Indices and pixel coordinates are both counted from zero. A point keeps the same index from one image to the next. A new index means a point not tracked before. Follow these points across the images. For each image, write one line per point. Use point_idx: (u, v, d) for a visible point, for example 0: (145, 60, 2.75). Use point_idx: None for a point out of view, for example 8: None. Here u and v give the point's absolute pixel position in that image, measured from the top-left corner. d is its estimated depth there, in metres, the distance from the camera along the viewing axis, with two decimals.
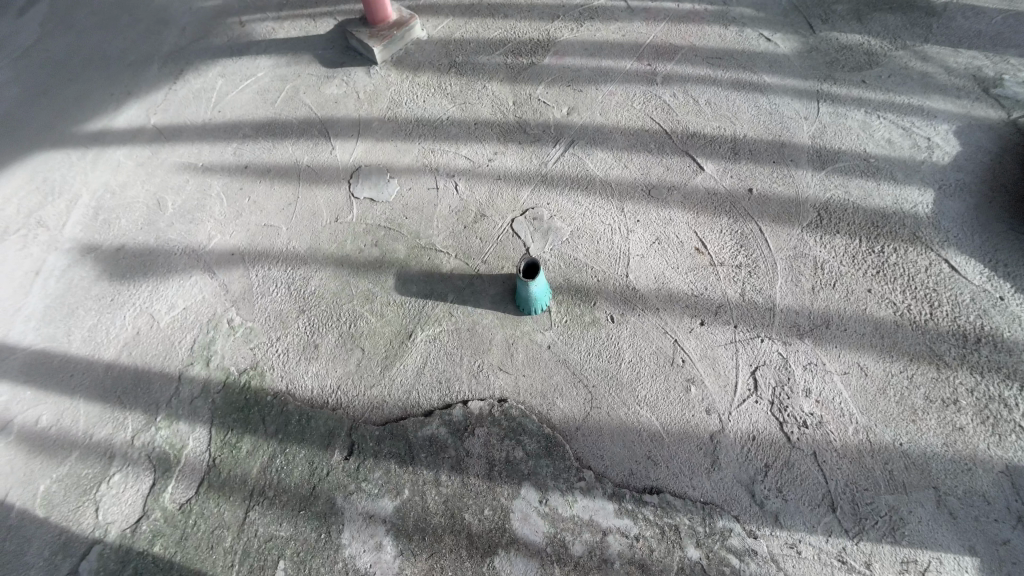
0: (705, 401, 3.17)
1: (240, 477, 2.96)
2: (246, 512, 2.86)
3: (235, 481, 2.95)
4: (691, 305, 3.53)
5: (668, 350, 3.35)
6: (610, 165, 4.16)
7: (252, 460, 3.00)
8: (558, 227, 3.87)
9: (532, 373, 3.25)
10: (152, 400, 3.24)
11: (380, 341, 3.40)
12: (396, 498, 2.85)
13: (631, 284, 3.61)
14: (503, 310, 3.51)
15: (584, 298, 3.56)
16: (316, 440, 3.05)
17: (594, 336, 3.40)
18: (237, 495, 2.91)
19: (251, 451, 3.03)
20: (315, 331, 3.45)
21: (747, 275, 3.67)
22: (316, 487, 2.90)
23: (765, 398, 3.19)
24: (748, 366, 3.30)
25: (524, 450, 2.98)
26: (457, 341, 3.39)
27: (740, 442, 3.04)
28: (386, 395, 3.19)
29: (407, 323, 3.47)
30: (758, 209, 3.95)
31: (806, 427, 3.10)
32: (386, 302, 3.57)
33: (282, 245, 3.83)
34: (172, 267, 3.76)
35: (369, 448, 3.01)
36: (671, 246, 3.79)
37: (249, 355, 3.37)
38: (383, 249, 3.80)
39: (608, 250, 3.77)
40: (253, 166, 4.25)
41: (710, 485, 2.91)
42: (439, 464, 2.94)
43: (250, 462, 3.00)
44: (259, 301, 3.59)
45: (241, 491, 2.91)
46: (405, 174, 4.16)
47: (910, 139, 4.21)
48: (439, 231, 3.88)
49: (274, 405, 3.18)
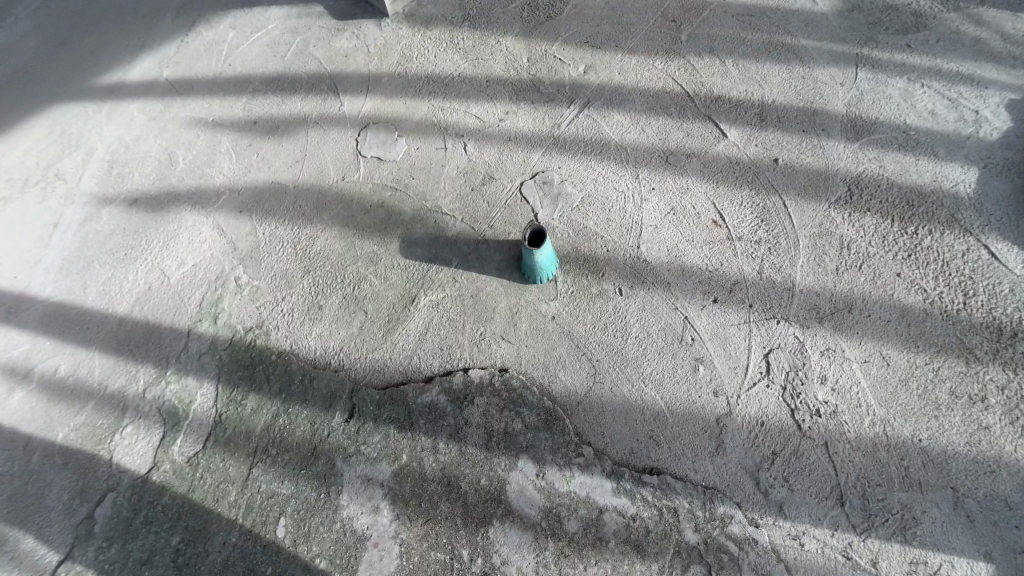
0: (713, 382, 3.08)
1: (245, 434, 3.00)
2: (249, 469, 2.92)
3: (240, 438, 3.00)
4: (704, 280, 3.40)
5: (677, 327, 3.25)
6: (626, 129, 3.97)
7: (256, 418, 3.04)
8: (570, 194, 3.74)
9: (535, 344, 3.20)
10: (162, 354, 3.28)
11: (384, 304, 3.37)
12: (394, 463, 2.87)
13: (643, 255, 3.49)
14: (509, 277, 3.44)
15: (592, 268, 3.46)
16: (318, 402, 3.06)
17: (601, 308, 3.32)
18: (242, 452, 2.96)
19: (255, 410, 3.06)
20: (320, 291, 3.44)
21: (766, 251, 3.51)
22: (317, 448, 2.93)
23: (777, 382, 3.09)
24: (760, 348, 3.19)
25: (524, 421, 2.95)
26: (462, 308, 3.34)
27: (748, 427, 2.96)
28: (387, 359, 3.18)
29: (413, 287, 3.44)
30: (781, 181, 3.75)
31: (818, 416, 3.00)
32: (393, 265, 3.53)
33: (290, 204, 3.80)
34: (182, 223, 3.76)
35: (369, 410, 3.01)
36: (687, 217, 3.63)
37: (255, 314, 3.38)
38: (391, 211, 3.75)
39: (620, 218, 3.64)
40: (261, 123, 4.18)
41: (712, 469, 2.86)
42: (437, 432, 2.93)
43: (254, 420, 3.03)
44: (266, 260, 3.58)
45: (245, 448, 2.97)
46: (414, 133, 4.06)
47: (956, 111, 3.90)
48: (448, 195, 3.80)
49: (279, 365, 3.19)
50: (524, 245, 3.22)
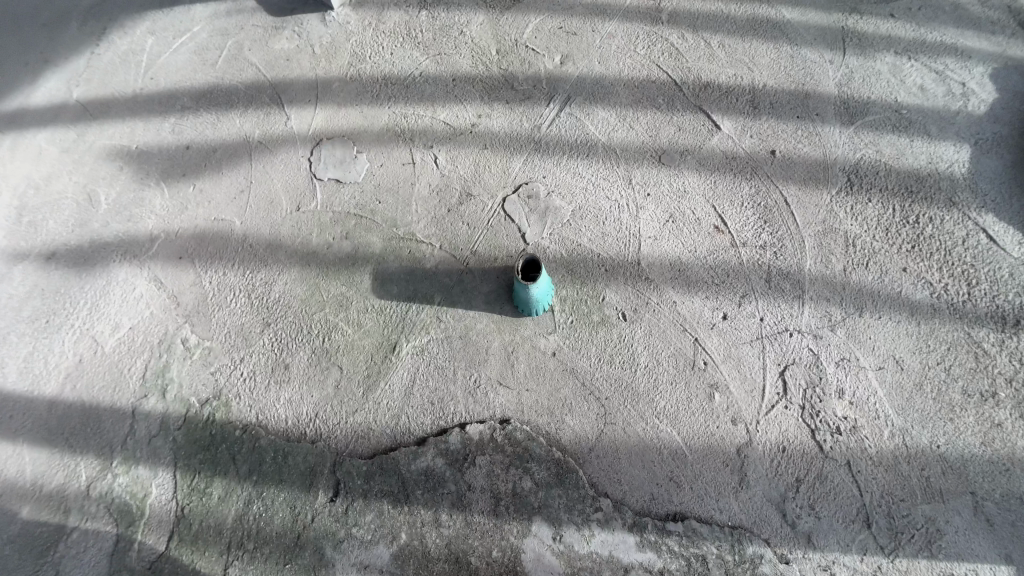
0: (729, 409, 2.90)
1: (215, 528, 2.69)
2: (225, 570, 2.62)
3: (210, 534, 2.68)
4: (712, 295, 3.24)
5: (688, 351, 3.08)
6: (614, 126, 3.68)
7: (224, 508, 2.73)
8: (559, 207, 3.46)
9: (536, 386, 3.00)
10: (105, 440, 2.84)
11: (360, 357, 3.07)
12: (393, 545, 2.66)
13: (643, 271, 3.30)
14: (499, 311, 3.19)
15: (590, 292, 3.26)
16: (296, 481, 2.78)
17: (605, 337, 3.14)
18: (213, 550, 2.66)
19: (223, 498, 2.74)
20: (287, 348, 3.08)
21: (773, 254, 3.34)
22: (302, 535, 2.68)
23: (795, 402, 2.90)
24: (774, 365, 3.01)
25: (534, 479, 2.76)
26: (451, 353, 3.08)
27: (769, 456, 2.77)
28: (372, 422, 2.91)
29: (391, 333, 3.13)
30: (779, 174, 3.55)
31: (839, 434, 2.83)
32: (361, 312, 3.18)
33: (237, 244, 3.33)
34: (112, 278, 3.24)
35: (357, 485, 2.76)
36: (686, 224, 3.43)
37: (211, 381, 2.98)
38: (355, 243, 3.36)
39: (615, 232, 3.41)
40: (195, 147, 3.63)
41: (737, 506, 2.67)
42: (438, 502, 2.72)
43: (223, 510, 2.72)
44: (216, 314, 3.15)
45: (217, 545, 2.66)
46: (375, 147, 3.62)
47: (944, 85, 3.73)
48: (421, 218, 3.43)
49: (245, 442, 2.86)
50: (518, 275, 3.02)
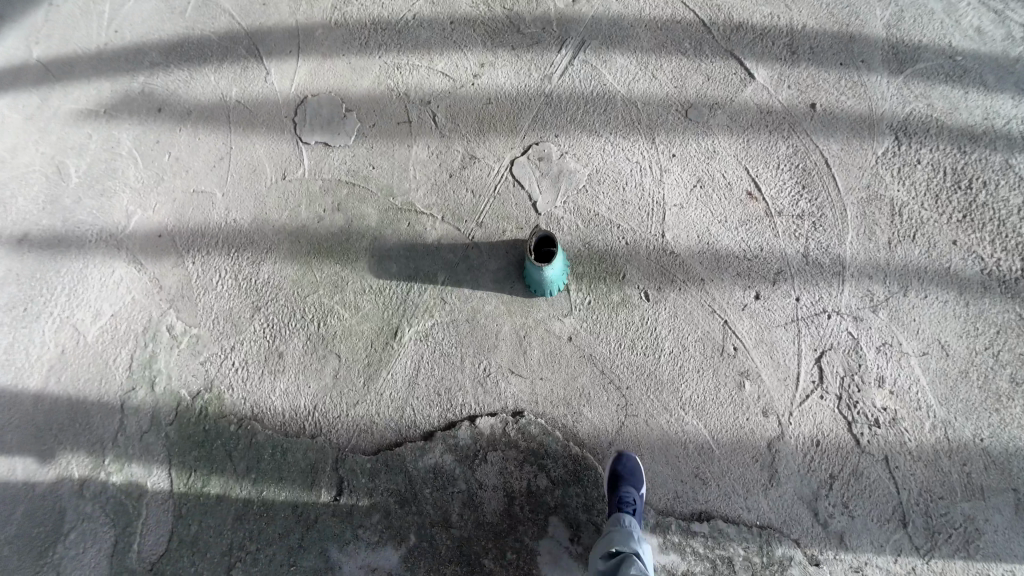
0: (761, 400, 2.71)
1: (214, 530, 2.65)
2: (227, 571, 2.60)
3: (209, 535, 2.65)
4: (744, 273, 2.98)
5: (717, 336, 2.87)
6: (634, 76, 3.27)
7: (223, 508, 2.68)
8: (572, 172, 3.13)
9: (551, 375, 2.83)
10: (95, 437, 2.78)
11: (359, 345, 2.89)
12: (400, 546, 2.60)
13: (668, 246, 3.02)
14: (508, 291, 2.95)
15: (608, 269, 3.00)
16: (297, 479, 2.71)
17: (625, 319, 2.91)
18: (214, 552, 2.63)
19: (222, 497, 2.69)
20: (281, 336, 2.92)
21: (811, 226, 3.06)
22: (305, 535, 2.64)
23: (831, 392, 2.69)
24: (811, 351, 2.77)
25: (549, 477, 2.66)
26: (457, 338, 2.89)
27: (803, 450, 2.60)
28: (375, 415, 2.79)
29: (391, 318, 2.93)
30: (817, 132, 3.19)
31: (877, 427, 2.62)
32: (357, 296, 2.97)
33: (219, 220, 3.08)
34: (87, 261, 3.03)
35: (360, 484, 2.69)
36: (716, 190, 3.13)
37: (200, 373, 2.86)
38: (348, 215, 3.08)
39: (636, 200, 3.10)
40: (168, 109, 3.28)
41: (766, 505, 2.53)
42: (449, 501, 2.64)
43: (222, 510, 2.67)
44: (201, 299, 2.96)
45: (218, 547, 2.63)
46: (366, 105, 3.26)
47: (1004, 26, 3.26)
48: (419, 186, 3.12)
49: (240, 438, 2.77)
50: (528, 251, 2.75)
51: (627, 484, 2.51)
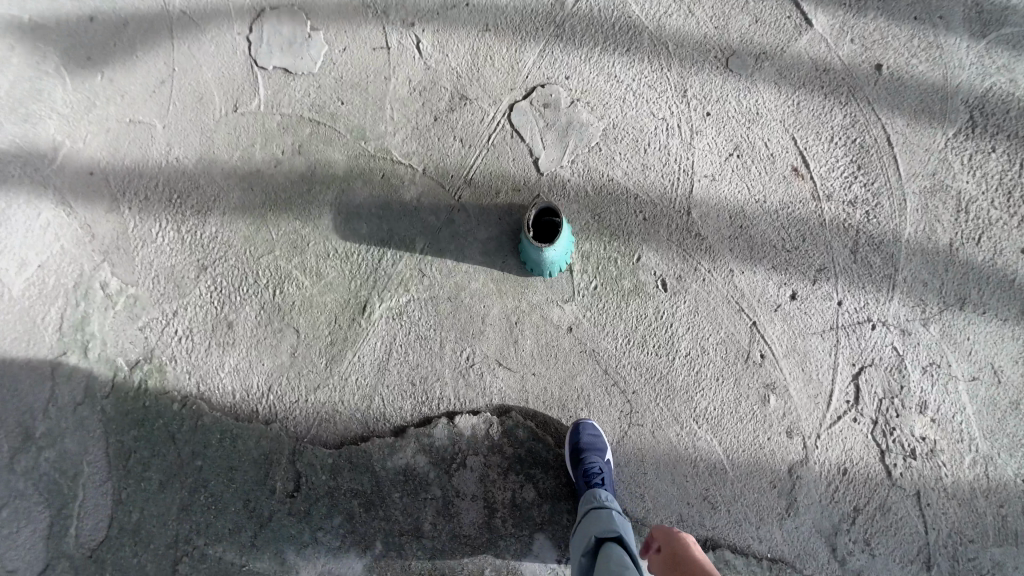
0: (787, 418, 2.42)
1: (159, 520, 2.51)
2: (174, 564, 2.47)
3: (153, 525, 2.51)
4: (780, 267, 2.62)
5: (742, 340, 2.54)
6: (671, 10, 2.84)
7: (166, 496, 2.53)
8: (586, 124, 2.75)
9: (548, 370, 2.59)
10: (24, 406, 2.53)
11: (320, 321, 2.64)
12: (365, 554, 2.41)
13: (694, 226, 2.73)
14: (499, 265, 2.69)
15: (618, 249, 2.73)
16: (250, 470, 2.53)
17: (639, 309, 2.64)
18: (159, 544, 2.50)
19: (164, 485, 2.53)
20: (231, 307, 2.65)
21: (868, 216, 2.67)
22: (260, 531, 2.47)
23: (867, 415, 2.40)
24: (848, 367, 2.46)
25: (537, 489, 2.44)
26: (436, 321, 2.63)
27: (827, 477, 2.35)
28: (338, 403, 2.58)
29: (354, 293, 2.65)
30: (878, 102, 2.79)
31: (913, 458, 2.35)
32: (319, 263, 2.67)
33: (158, 157, 2.67)
34: (10, 201, 2.61)
35: (320, 482, 2.49)
36: (756, 161, 2.76)
37: (140, 340, 2.62)
38: (312, 157, 2.71)
39: (660, 164, 2.76)
40: (103, 19, 2.71)
41: (780, 536, 2.30)
42: (422, 508, 2.44)
43: (165, 499, 2.52)
44: (139, 252, 2.64)
45: (162, 538, 2.50)
46: (334, 23, 2.76)
47: None
48: (398, 129, 2.74)
49: (184, 420, 2.57)
50: (524, 218, 2.57)
51: (590, 456, 2.39)
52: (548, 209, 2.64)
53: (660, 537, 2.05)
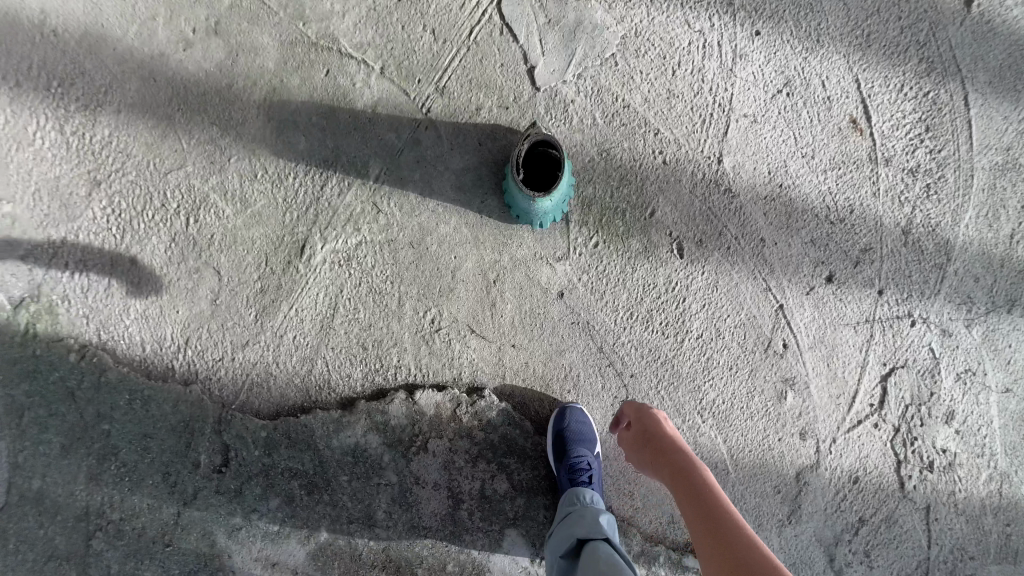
0: (804, 418, 2.15)
1: (66, 488, 2.05)
2: (90, 538, 2.05)
3: (60, 493, 2.05)
4: (820, 246, 2.26)
5: (765, 326, 2.18)
6: None
7: (73, 462, 2.07)
8: (600, 25, 2.28)
9: (525, 342, 2.21)
10: None
11: (245, 264, 2.18)
12: (309, 543, 2.11)
13: (723, 179, 2.27)
14: (477, 206, 2.27)
15: (624, 201, 2.26)
16: (169, 438, 2.13)
17: (644, 277, 2.21)
18: (70, 514, 2.05)
19: (68, 449, 2.07)
20: (138, 240, 2.15)
21: (926, 191, 2.34)
22: (184, 510, 2.11)
23: (890, 421, 2.19)
24: (877, 366, 2.21)
25: (510, 481, 2.15)
26: (392, 270, 2.22)
27: (836, 485, 2.14)
28: (272, 365, 2.17)
29: (285, 229, 2.19)
30: (961, 48, 2.39)
31: (929, 471, 2.19)
32: (243, 188, 2.18)
33: (28, 26, 2.07)
34: None
35: (253, 458, 2.13)
36: (807, 103, 2.33)
37: (20, 270, 2.08)
38: (233, 39, 2.17)
39: (693, 94, 2.31)
40: None
41: (777, 543, 2.09)
42: (375, 495, 2.12)
43: (71, 465, 2.06)
44: (10, 156, 2.08)
45: (73, 510, 2.05)
46: None
47: None
48: (346, 9, 2.21)
49: (85, 375, 2.09)
50: (513, 153, 2.09)
51: (577, 446, 2.07)
52: (544, 142, 2.14)
53: (630, 413, 1.99)
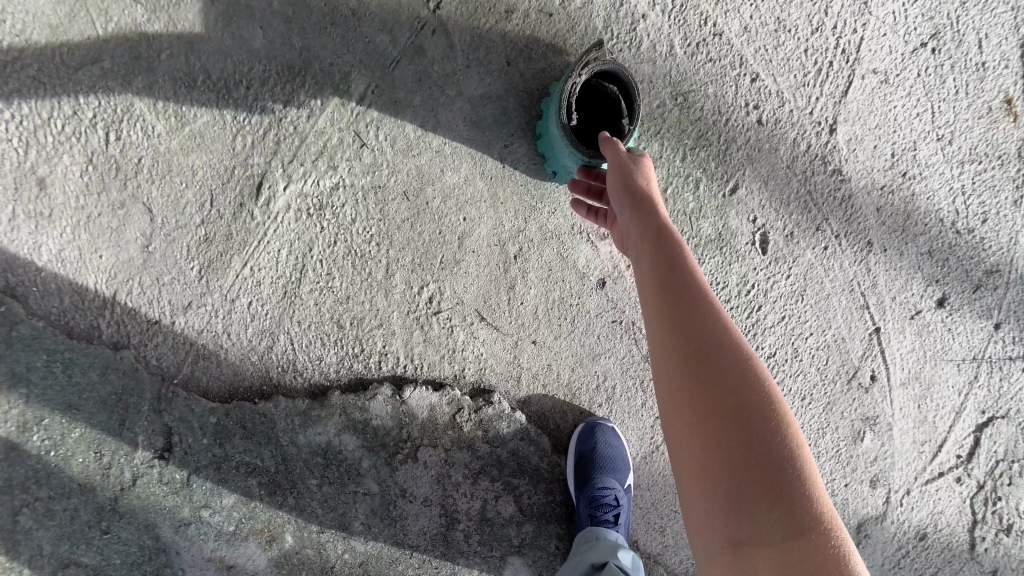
0: (877, 463, 1.78)
1: None
2: (15, 517, 1.53)
3: None
4: (938, 257, 1.80)
5: (853, 352, 1.76)
6: None
7: None
8: None
9: (551, 337, 1.80)
10: None
11: (183, 202, 1.62)
12: (271, 548, 1.69)
13: (833, 159, 1.75)
14: (500, 150, 1.73)
15: (699, 168, 1.71)
16: (97, 410, 1.57)
17: (712, 278, 1.71)
18: None
19: None
20: (39, 152, 1.54)
21: None
22: (123, 496, 1.59)
23: (974, 476, 1.83)
24: (974, 414, 1.82)
25: (517, 504, 1.80)
26: (378, 228, 1.70)
27: (899, 539, 1.80)
28: (223, 336, 1.66)
29: (234, 158, 1.63)
30: None
31: (1005, 534, 1.85)
32: (179, 99, 1.58)
33: None
34: None
35: (201, 446, 1.63)
36: (955, 67, 1.77)
37: None
38: None
39: (812, 32, 1.72)
40: None
41: None
42: (353, 504, 1.72)
43: None
44: None
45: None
46: None
47: None
48: None
49: None
50: (565, 85, 1.52)
51: (603, 474, 1.71)
52: (605, 73, 1.57)
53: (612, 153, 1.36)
